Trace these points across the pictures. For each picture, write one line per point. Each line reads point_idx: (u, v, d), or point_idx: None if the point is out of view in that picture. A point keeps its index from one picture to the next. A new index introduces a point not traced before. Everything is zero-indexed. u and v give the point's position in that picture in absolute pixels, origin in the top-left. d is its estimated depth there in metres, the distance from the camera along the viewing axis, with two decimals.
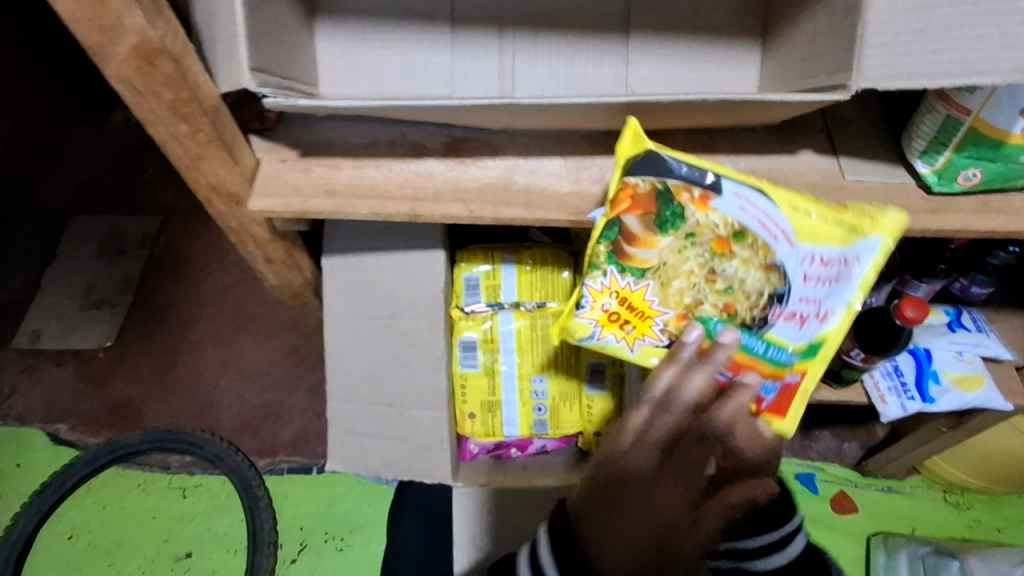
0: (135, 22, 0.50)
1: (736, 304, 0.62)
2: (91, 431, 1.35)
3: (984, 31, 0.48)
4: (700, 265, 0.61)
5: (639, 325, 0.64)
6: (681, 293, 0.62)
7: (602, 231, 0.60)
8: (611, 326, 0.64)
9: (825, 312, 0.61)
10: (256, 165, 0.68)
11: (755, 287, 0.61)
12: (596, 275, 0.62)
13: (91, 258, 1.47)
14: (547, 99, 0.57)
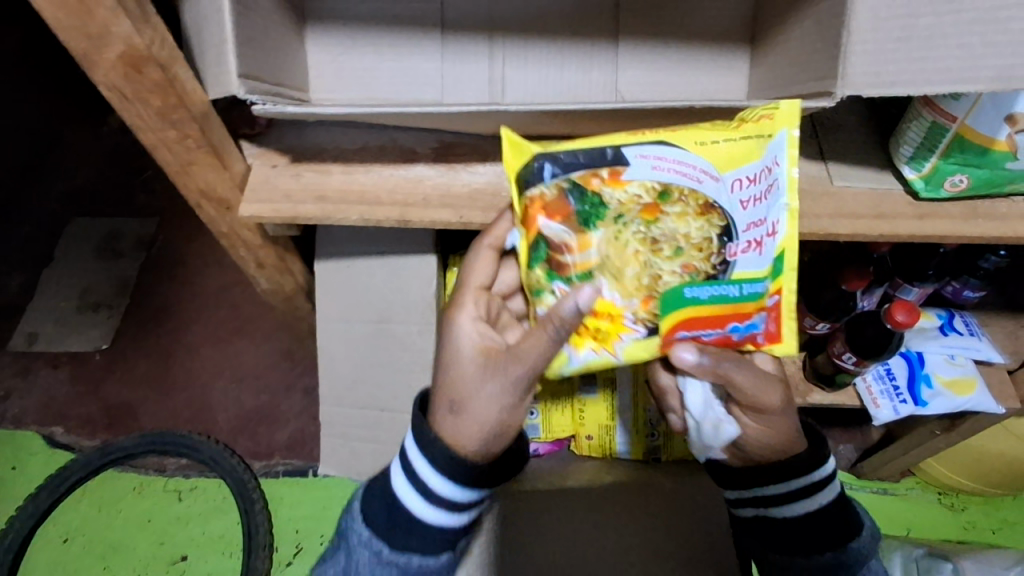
0: (122, 29, 0.50)
1: (694, 261, 0.56)
2: (87, 433, 1.35)
3: (967, 39, 0.48)
4: (642, 241, 0.56)
5: (610, 330, 0.58)
6: (636, 276, 0.57)
7: (531, 253, 0.57)
8: (584, 340, 0.58)
9: (770, 223, 0.55)
10: (246, 170, 0.68)
11: (702, 235, 0.56)
12: (546, 297, 0.58)
13: (86, 260, 1.47)
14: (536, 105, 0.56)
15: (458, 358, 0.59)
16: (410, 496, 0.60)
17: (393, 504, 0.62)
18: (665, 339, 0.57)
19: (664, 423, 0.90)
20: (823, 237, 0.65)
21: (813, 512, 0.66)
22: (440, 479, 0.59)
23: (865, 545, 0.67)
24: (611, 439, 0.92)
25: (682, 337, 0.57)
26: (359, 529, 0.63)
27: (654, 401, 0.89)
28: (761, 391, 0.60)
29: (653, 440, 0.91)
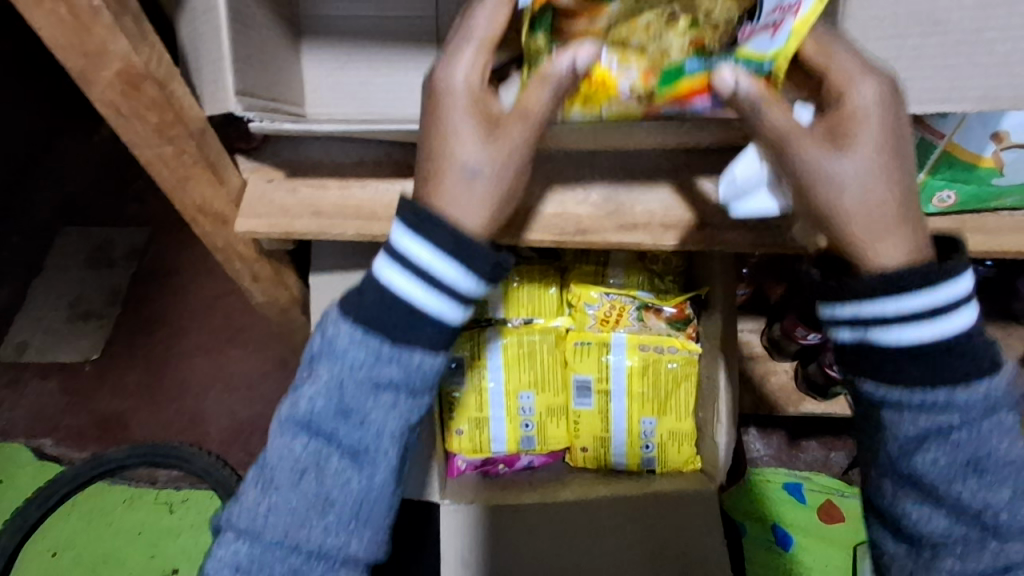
0: (120, 48, 0.50)
1: (702, 36, 0.52)
2: (77, 446, 1.36)
3: (954, 60, 0.49)
4: (660, 14, 0.52)
5: (601, 89, 0.51)
6: (643, 47, 0.52)
7: (534, 17, 0.52)
8: (574, 100, 0.52)
9: (797, 3, 0.48)
10: (243, 185, 0.68)
11: (724, 15, 0.52)
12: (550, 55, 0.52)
13: (78, 270, 1.46)
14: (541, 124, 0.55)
15: (463, 118, 0.51)
16: (400, 277, 0.52)
17: (383, 292, 0.53)
18: (652, 108, 0.52)
19: (660, 434, 0.88)
20: None
21: (925, 339, 0.50)
22: (443, 263, 0.51)
23: (993, 394, 0.52)
24: (606, 450, 0.90)
25: (665, 111, 0.52)
26: (340, 331, 0.54)
27: (653, 412, 0.87)
28: (854, 165, 0.48)
29: (650, 454, 0.89)
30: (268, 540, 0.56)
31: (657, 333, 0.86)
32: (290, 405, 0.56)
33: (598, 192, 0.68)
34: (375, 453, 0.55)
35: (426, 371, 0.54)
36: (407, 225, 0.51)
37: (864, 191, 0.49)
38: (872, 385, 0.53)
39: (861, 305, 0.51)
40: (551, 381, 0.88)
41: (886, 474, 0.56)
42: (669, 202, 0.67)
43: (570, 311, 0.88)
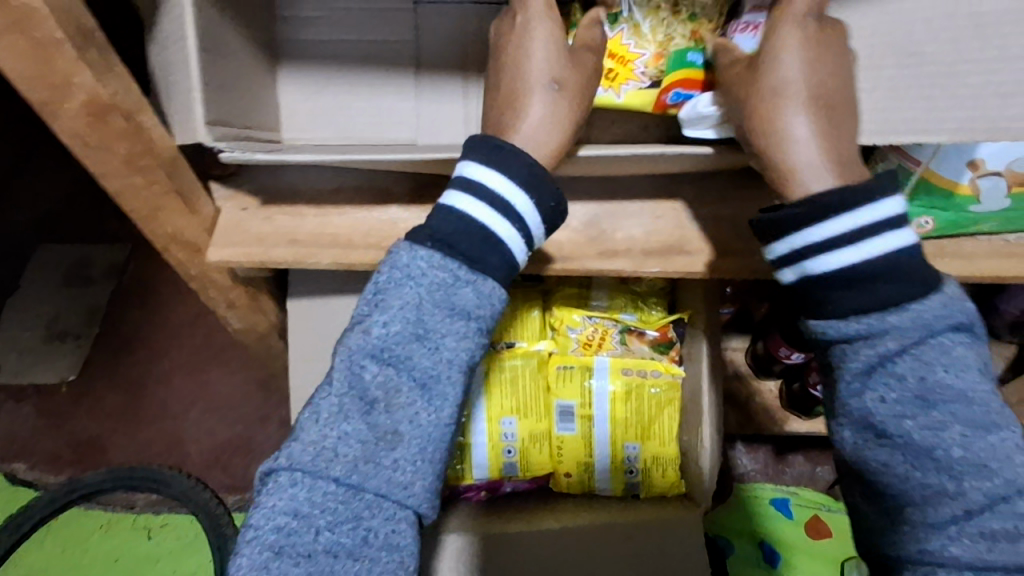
0: (86, 80, 0.49)
1: (701, 30, 0.59)
2: (53, 469, 1.32)
3: (930, 92, 0.50)
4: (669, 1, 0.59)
5: (620, 70, 0.60)
6: (654, 31, 0.59)
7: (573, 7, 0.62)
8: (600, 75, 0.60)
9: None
10: (216, 213, 0.67)
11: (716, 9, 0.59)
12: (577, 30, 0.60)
13: (52, 289, 1.42)
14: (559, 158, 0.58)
15: (534, 56, 0.56)
16: (477, 206, 0.53)
17: (456, 220, 0.53)
18: (660, 93, 0.59)
19: (644, 459, 0.87)
20: None
21: (850, 257, 0.47)
22: (514, 193, 0.53)
23: (935, 316, 0.47)
24: (590, 476, 0.88)
25: (671, 99, 0.58)
26: (417, 252, 0.52)
27: (637, 437, 0.86)
28: (777, 77, 0.49)
29: (635, 480, 0.88)
30: (326, 482, 0.49)
31: (640, 357, 0.85)
32: (356, 334, 0.52)
33: (579, 217, 0.68)
34: (445, 381, 0.52)
35: (496, 300, 0.53)
36: (483, 153, 0.54)
37: (780, 107, 0.49)
38: (811, 320, 0.50)
39: (796, 229, 0.48)
40: (534, 407, 0.86)
41: (839, 420, 0.51)
42: (650, 227, 0.67)
43: (553, 334, 0.87)
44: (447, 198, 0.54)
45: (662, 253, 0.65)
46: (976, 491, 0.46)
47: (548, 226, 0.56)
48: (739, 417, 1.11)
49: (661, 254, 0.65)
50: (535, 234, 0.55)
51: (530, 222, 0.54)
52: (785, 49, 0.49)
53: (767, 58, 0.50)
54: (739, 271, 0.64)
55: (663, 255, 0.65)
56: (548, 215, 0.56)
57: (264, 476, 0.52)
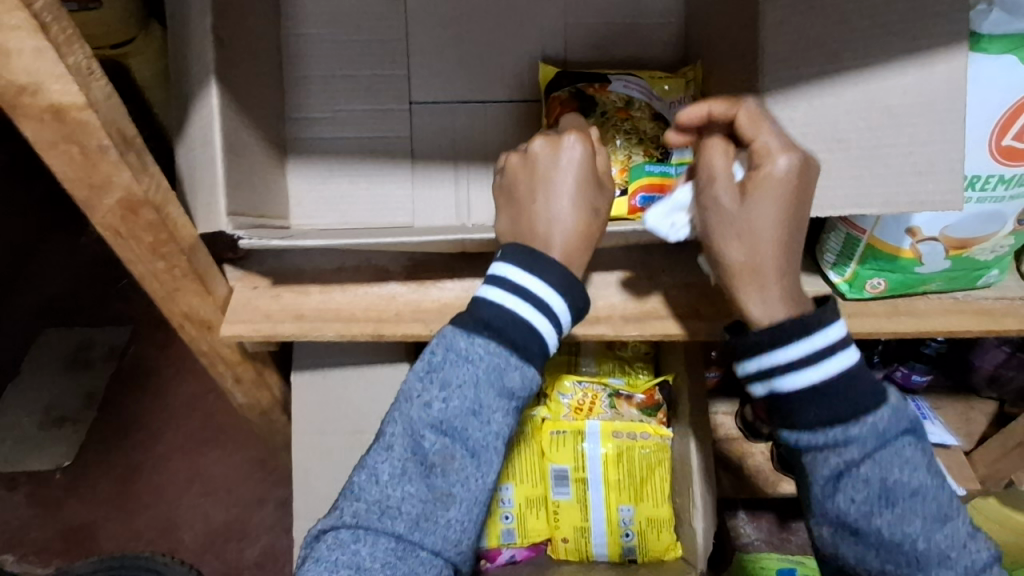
0: (123, 179, 0.56)
1: (650, 149, 0.78)
2: (43, 560, 1.31)
3: (857, 172, 0.57)
4: (620, 132, 0.78)
5: None
6: (616, 153, 0.77)
7: None
8: None
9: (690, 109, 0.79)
10: (228, 293, 0.72)
11: (654, 133, 0.78)
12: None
13: (53, 374, 1.44)
14: None
15: (569, 181, 0.61)
16: (523, 306, 0.58)
17: (503, 314, 0.58)
18: (632, 199, 0.75)
19: (639, 522, 0.89)
20: None
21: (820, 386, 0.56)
22: (554, 294, 0.59)
23: (886, 426, 0.56)
24: (587, 541, 0.90)
25: (641, 202, 0.74)
26: (473, 339, 0.58)
27: (630, 499, 0.89)
28: (754, 216, 0.55)
29: (631, 547, 0.90)
30: (387, 538, 0.57)
31: (629, 419, 0.89)
32: (416, 407, 0.58)
33: None
34: (493, 453, 0.58)
35: (536, 384, 0.60)
36: (521, 259, 0.59)
37: (755, 239, 0.56)
38: (787, 433, 0.58)
39: (768, 360, 0.56)
40: (529, 472, 0.89)
41: (819, 521, 0.59)
42: (628, 295, 0.73)
43: (544, 398, 0.90)
44: (484, 292, 0.60)
45: (640, 318, 0.71)
46: (926, 548, 0.57)
47: (574, 322, 0.62)
48: (732, 481, 1.12)
49: (639, 319, 0.71)
50: (565, 329, 0.61)
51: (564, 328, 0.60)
52: (773, 192, 0.55)
53: (756, 197, 0.55)
54: (710, 333, 0.70)
55: (641, 320, 0.71)
56: (577, 313, 0.61)
57: (318, 535, 0.59)
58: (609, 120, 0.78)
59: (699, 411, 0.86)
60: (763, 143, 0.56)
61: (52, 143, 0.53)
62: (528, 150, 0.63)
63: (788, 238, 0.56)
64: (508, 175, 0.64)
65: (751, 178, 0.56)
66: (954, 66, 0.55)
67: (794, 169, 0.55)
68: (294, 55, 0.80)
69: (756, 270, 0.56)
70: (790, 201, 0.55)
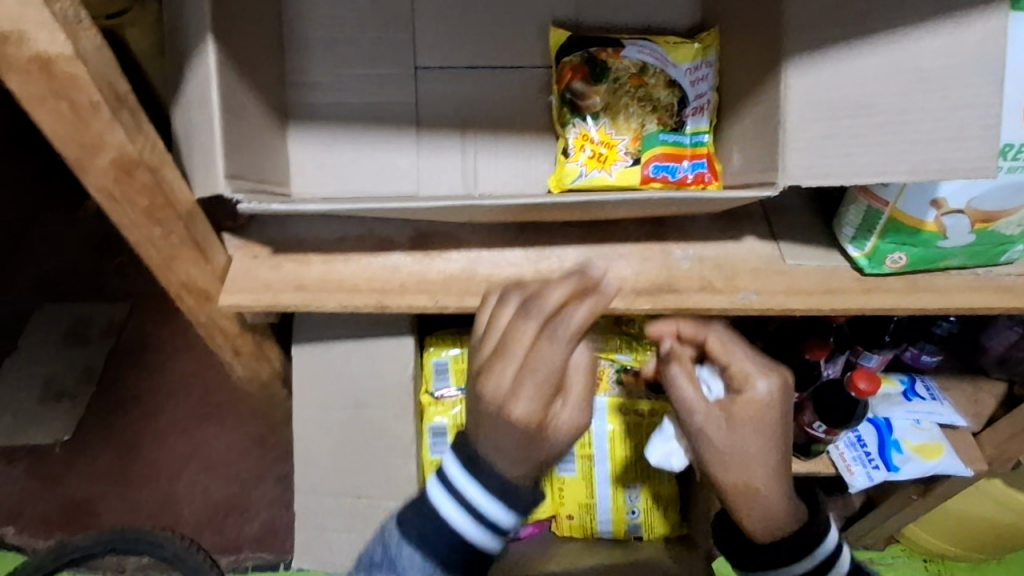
0: (116, 139, 0.53)
1: (664, 117, 0.75)
2: (43, 533, 1.30)
3: (885, 138, 0.55)
4: (633, 99, 0.76)
5: (608, 154, 0.75)
6: (628, 121, 0.76)
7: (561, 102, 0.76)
8: (592, 162, 0.75)
9: (707, 75, 0.75)
10: (227, 262, 0.70)
11: (669, 101, 0.75)
12: (569, 128, 0.75)
13: (52, 348, 1.43)
14: (581, 198, 0.63)
15: (508, 432, 0.54)
16: (460, 516, 0.58)
17: (435, 523, 0.59)
18: (644, 168, 0.75)
19: (645, 500, 0.88)
20: (779, 311, 0.68)
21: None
22: (492, 502, 0.57)
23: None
24: (592, 519, 0.89)
25: (653, 171, 0.74)
26: (402, 545, 0.59)
27: (636, 478, 0.88)
28: (739, 442, 0.62)
29: (636, 524, 0.89)
30: None
31: (636, 396, 0.87)
32: None
33: (572, 261, 0.71)
34: None
35: None
36: (464, 461, 0.58)
37: (746, 458, 0.63)
38: None
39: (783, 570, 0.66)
40: None
41: None
42: (638, 268, 0.71)
43: None
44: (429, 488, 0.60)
45: (651, 292, 0.69)
46: None
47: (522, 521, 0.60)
48: None
49: (650, 293, 0.69)
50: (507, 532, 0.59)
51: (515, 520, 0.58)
52: (755, 416, 0.62)
53: (740, 421, 0.62)
54: (723, 308, 0.68)
55: (652, 294, 0.69)
56: (525, 512, 0.59)
57: None
58: (621, 87, 0.76)
59: None
60: (743, 368, 0.63)
61: (40, 99, 0.50)
62: (484, 368, 0.53)
63: (774, 450, 0.63)
64: (468, 381, 0.57)
65: (737, 401, 0.63)
66: (993, 24, 0.52)
67: (774, 391, 0.62)
68: (294, 18, 0.77)
69: (746, 484, 0.63)
70: (776, 417, 0.63)
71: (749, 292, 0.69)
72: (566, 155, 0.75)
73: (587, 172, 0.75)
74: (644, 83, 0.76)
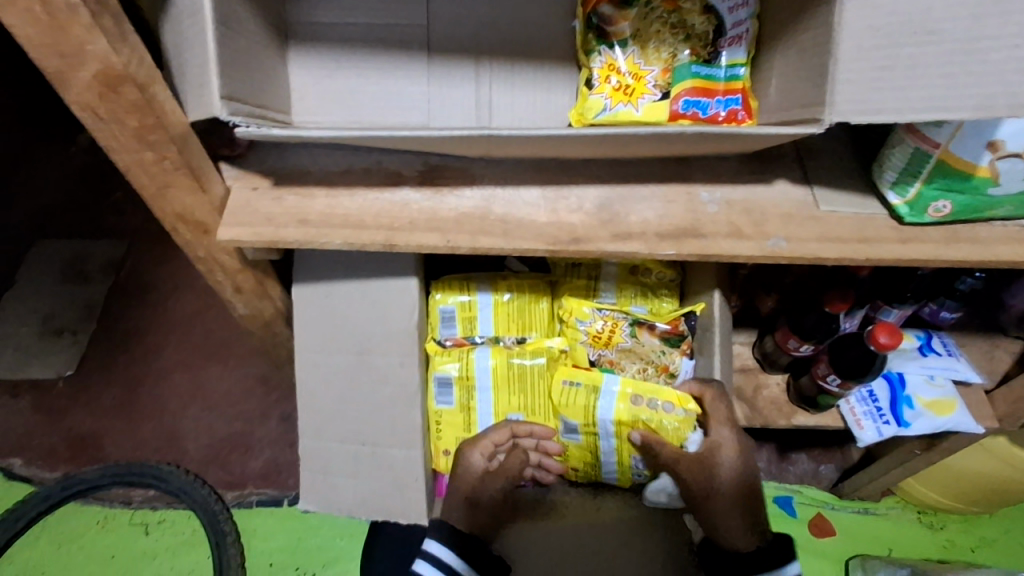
0: (99, 48, 0.48)
1: (698, 48, 0.69)
2: (48, 466, 1.27)
3: (949, 69, 0.50)
4: (665, 26, 0.70)
5: (635, 87, 0.70)
6: (660, 50, 0.70)
7: (587, 27, 0.70)
8: (618, 95, 0.69)
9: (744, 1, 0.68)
10: (226, 193, 0.66)
11: (703, 28, 0.69)
12: (594, 56, 0.70)
13: (52, 283, 1.40)
14: (609, 129, 0.56)
15: (464, 474, 0.85)
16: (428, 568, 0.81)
17: None
18: (673, 103, 0.69)
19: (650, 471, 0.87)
20: (811, 260, 0.64)
21: None
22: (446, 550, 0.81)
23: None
24: (595, 472, 0.90)
25: (683, 107, 0.68)
26: None
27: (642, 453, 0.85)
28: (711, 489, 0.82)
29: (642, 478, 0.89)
30: None
31: (649, 386, 0.83)
32: None
33: (592, 201, 0.67)
34: None
35: None
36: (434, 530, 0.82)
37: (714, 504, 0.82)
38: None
39: None
40: (541, 406, 0.88)
41: None
42: (663, 211, 0.66)
43: (561, 325, 0.89)
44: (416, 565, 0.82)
45: (676, 236, 0.65)
46: None
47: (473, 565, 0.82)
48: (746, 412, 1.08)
49: (675, 237, 0.65)
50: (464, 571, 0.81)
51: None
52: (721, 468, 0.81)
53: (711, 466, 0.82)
54: (753, 255, 0.64)
55: (677, 238, 0.65)
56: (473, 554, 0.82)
57: None
58: (653, 14, 0.70)
59: (724, 343, 0.84)
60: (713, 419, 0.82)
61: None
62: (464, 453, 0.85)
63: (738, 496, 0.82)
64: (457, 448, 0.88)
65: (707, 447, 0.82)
66: None
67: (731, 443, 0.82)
68: None
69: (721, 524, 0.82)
70: (735, 470, 0.82)
71: (779, 239, 0.65)
72: (589, 87, 0.70)
73: (612, 106, 0.69)
74: (678, 11, 0.70)
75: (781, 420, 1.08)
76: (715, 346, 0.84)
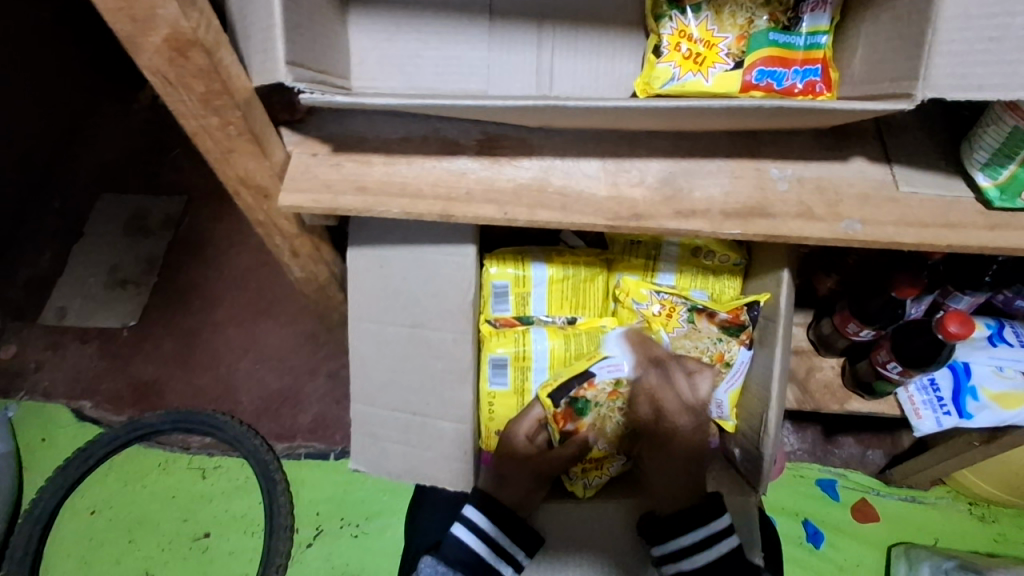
0: (169, 13, 0.48)
1: (777, 13, 0.66)
2: (115, 408, 1.35)
3: None
4: None
5: (706, 55, 0.66)
6: (736, 16, 0.67)
7: None
8: (688, 64, 0.66)
9: None
10: (286, 159, 0.66)
11: None
12: (665, 21, 0.67)
13: (117, 237, 1.46)
14: (679, 102, 0.53)
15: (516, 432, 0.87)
16: (467, 532, 0.90)
17: (458, 543, 0.91)
18: (746, 73, 0.65)
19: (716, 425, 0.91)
20: (887, 245, 0.61)
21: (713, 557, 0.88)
22: (482, 518, 0.90)
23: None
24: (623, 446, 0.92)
25: (757, 77, 0.65)
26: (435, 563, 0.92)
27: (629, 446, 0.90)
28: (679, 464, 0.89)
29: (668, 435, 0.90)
30: None
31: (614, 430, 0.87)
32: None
33: (654, 175, 0.64)
34: None
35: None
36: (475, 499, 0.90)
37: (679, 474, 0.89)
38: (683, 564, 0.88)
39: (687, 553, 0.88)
40: None
41: None
42: (729, 187, 0.63)
43: (621, 303, 0.89)
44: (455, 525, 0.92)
45: (742, 215, 0.62)
46: None
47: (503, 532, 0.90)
48: (796, 393, 1.07)
49: (741, 216, 0.62)
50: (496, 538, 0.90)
51: (519, 555, 0.92)
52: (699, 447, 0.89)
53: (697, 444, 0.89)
54: (823, 237, 0.61)
55: (743, 217, 0.62)
56: (506, 524, 0.90)
57: None
58: None
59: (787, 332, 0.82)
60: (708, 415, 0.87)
61: None
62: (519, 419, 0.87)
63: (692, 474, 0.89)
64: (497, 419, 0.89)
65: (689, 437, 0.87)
66: None
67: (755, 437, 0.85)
68: None
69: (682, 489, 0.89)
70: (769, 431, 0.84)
71: (853, 221, 0.61)
72: (658, 55, 0.67)
73: (680, 77, 0.66)
74: None
75: (833, 405, 1.06)
76: (778, 338, 0.83)
